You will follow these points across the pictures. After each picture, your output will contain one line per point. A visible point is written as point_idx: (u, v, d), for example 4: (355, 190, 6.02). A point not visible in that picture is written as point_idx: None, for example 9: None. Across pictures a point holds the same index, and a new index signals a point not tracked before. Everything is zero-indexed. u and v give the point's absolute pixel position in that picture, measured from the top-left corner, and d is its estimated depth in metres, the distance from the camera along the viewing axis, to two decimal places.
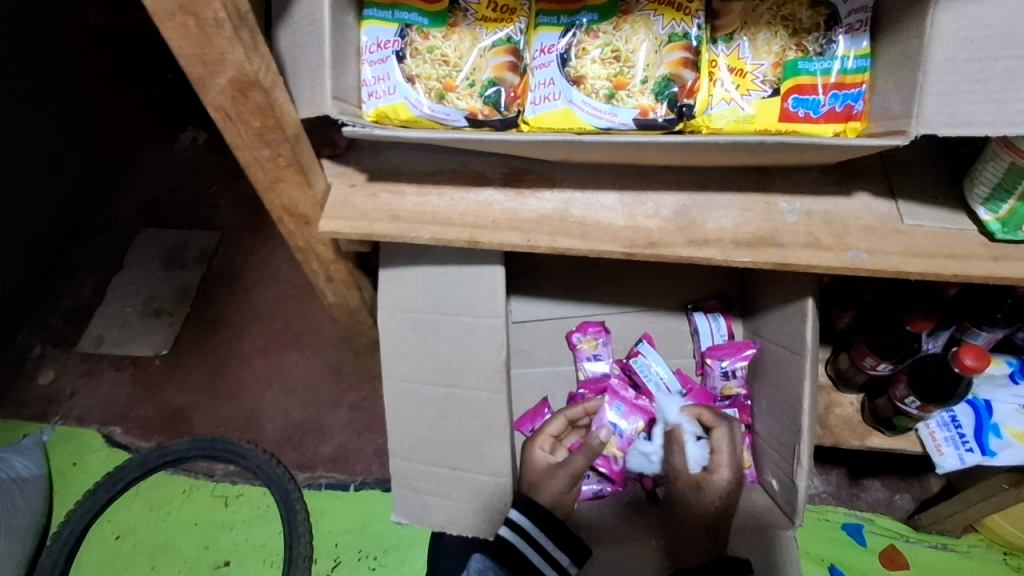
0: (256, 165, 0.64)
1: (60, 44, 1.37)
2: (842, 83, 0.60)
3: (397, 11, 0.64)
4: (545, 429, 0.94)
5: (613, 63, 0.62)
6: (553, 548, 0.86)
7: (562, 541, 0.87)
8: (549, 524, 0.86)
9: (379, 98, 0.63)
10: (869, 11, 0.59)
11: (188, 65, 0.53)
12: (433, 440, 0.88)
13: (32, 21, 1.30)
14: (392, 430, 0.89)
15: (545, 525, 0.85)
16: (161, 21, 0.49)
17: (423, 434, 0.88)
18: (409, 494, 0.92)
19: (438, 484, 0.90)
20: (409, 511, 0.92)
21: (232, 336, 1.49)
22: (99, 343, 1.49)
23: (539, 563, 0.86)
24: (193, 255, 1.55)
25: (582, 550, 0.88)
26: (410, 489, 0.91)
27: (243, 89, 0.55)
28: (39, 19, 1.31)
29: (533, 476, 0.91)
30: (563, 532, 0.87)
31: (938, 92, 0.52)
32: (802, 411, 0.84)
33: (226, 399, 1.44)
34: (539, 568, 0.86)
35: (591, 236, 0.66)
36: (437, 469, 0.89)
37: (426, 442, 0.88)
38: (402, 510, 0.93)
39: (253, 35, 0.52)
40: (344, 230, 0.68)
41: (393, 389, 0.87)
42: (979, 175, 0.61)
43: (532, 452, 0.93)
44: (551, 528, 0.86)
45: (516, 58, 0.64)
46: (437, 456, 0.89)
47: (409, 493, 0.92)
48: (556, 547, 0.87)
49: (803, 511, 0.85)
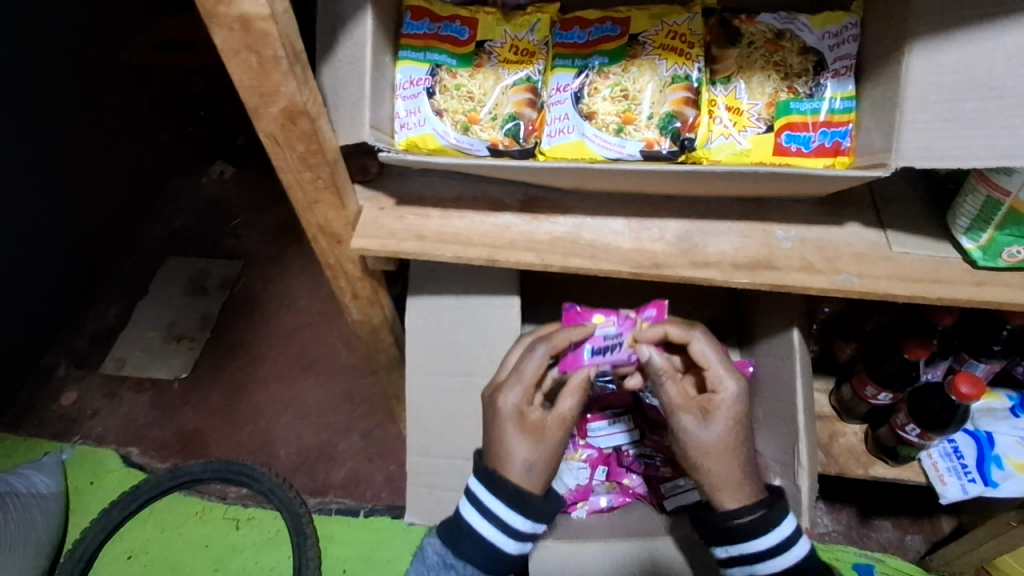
0: (298, 187, 0.70)
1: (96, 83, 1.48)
2: (829, 122, 0.66)
3: (428, 53, 0.72)
4: (521, 370, 0.77)
5: (622, 101, 0.68)
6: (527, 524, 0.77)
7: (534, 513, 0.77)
8: (526, 507, 0.76)
9: (410, 129, 0.71)
10: (853, 59, 0.66)
11: (246, 96, 0.60)
12: (449, 433, 0.92)
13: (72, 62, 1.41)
14: (410, 423, 0.93)
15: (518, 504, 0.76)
16: (228, 58, 0.56)
17: (439, 435, 0.93)
18: (424, 491, 0.96)
19: (452, 478, 0.94)
20: (423, 508, 0.97)
21: (252, 360, 1.54)
22: (121, 365, 1.55)
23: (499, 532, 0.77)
24: (215, 282, 1.63)
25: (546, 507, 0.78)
26: (425, 487, 0.96)
27: (293, 118, 0.62)
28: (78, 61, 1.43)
29: (512, 439, 0.76)
30: (546, 507, 0.78)
31: (914, 129, 0.57)
32: (797, 413, 0.86)
33: (243, 422, 1.48)
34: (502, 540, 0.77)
35: (600, 257, 0.71)
36: (453, 462, 0.93)
37: (442, 437, 0.93)
38: (416, 507, 0.97)
39: (305, 70, 0.59)
40: (374, 247, 0.74)
41: (414, 384, 0.92)
42: (960, 207, 0.66)
43: (507, 428, 0.76)
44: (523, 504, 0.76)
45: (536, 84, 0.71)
46: (453, 449, 0.93)
47: (423, 490, 0.96)
48: (532, 531, 0.78)
49: (808, 512, 0.85)
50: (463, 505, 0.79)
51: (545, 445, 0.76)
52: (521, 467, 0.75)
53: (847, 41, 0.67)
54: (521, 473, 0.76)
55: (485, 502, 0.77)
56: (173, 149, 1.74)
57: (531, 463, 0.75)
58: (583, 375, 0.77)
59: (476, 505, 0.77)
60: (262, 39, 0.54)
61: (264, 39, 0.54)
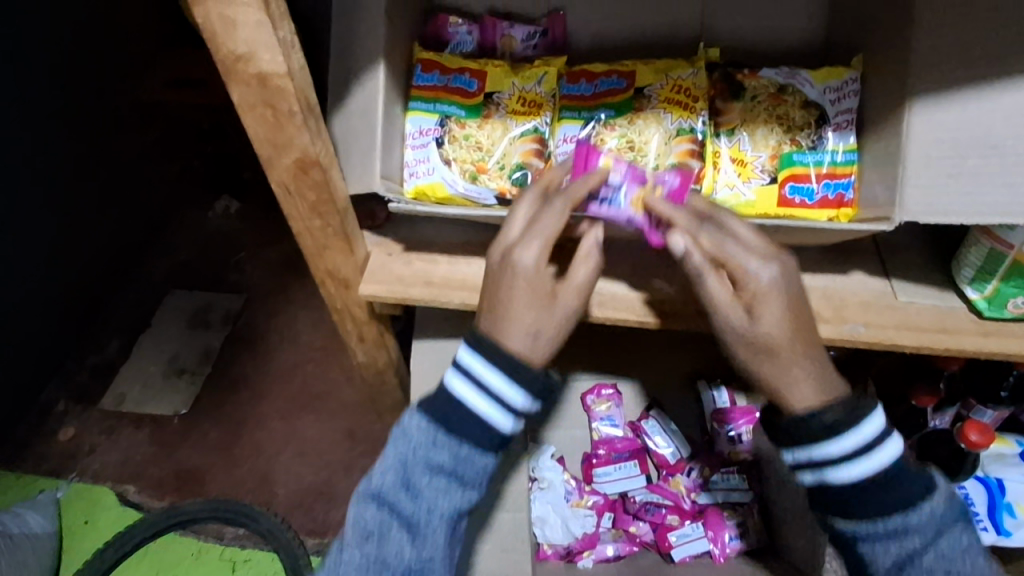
0: (307, 234, 0.71)
1: (109, 121, 1.51)
2: (833, 173, 0.67)
3: (438, 103, 0.74)
4: (538, 223, 0.61)
5: (628, 152, 0.70)
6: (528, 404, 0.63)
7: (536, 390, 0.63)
8: (521, 372, 0.61)
9: (419, 177, 0.72)
10: (853, 113, 0.68)
11: (260, 148, 0.61)
12: None
13: (84, 101, 1.44)
14: None
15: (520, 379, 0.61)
16: (243, 112, 0.58)
17: None
18: None
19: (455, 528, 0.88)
20: None
21: (252, 397, 1.53)
22: (120, 400, 1.54)
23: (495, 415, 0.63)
24: (217, 317, 1.62)
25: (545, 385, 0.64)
26: None
27: (305, 168, 0.63)
28: (91, 100, 1.45)
29: (518, 312, 0.60)
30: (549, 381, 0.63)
31: (916, 185, 0.58)
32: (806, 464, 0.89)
33: (242, 459, 1.47)
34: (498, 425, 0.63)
35: (607, 304, 0.72)
36: None
37: None
38: None
39: (319, 122, 0.60)
40: (382, 293, 0.75)
41: None
42: (963, 258, 0.67)
43: (508, 293, 0.60)
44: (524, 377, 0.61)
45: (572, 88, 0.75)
46: None
47: None
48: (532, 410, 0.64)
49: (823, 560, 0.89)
50: (448, 376, 0.64)
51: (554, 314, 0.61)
52: (526, 342, 0.61)
53: (847, 96, 0.69)
54: (523, 336, 0.61)
55: (475, 369, 0.62)
56: (179, 184, 1.74)
57: (538, 339, 0.61)
58: (594, 238, 0.63)
59: (468, 376, 0.62)
60: (278, 94, 0.56)
61: (281, 94, 0.55)
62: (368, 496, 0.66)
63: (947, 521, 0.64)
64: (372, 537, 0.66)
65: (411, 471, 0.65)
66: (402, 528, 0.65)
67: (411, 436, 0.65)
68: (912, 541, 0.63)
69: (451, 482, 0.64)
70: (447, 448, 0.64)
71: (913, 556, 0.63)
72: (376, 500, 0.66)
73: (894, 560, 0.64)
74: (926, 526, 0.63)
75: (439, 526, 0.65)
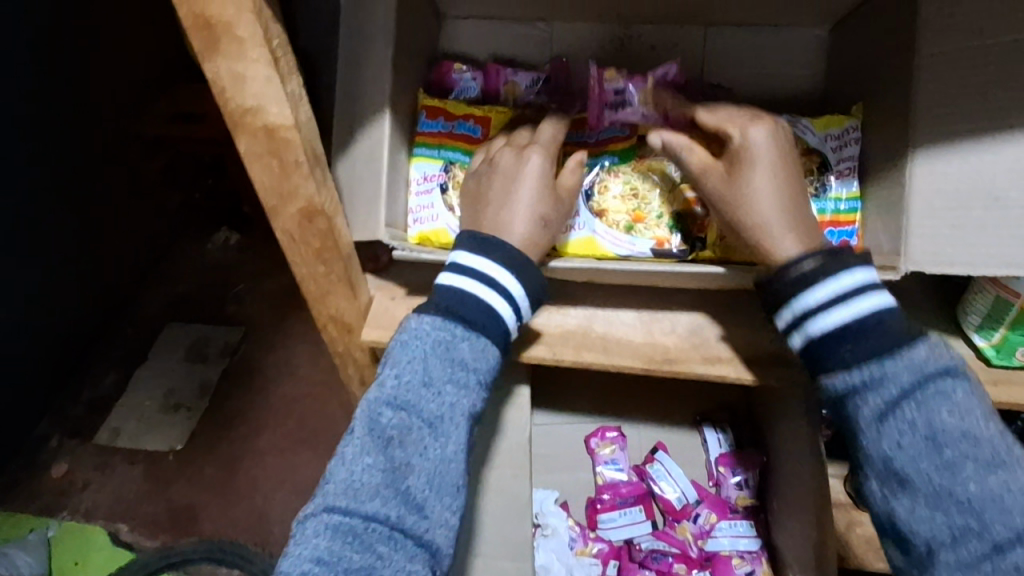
0: (310, 280, 0.69)
1: (127, 155, 1.50)
2: (837, 221, 0.68)
3: (442, 149, 0.75)
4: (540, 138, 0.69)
5: (632, 200, 0.71)
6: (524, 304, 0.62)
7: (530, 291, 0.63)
8: (525, 266, 0.62)
9: (423, 223, 0.72)
10: (855, 161, 0.69)
11: (266, 197, 0.61)
12: None
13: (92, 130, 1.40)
14: None
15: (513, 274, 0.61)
16: (249, 162, 0.57)
17: None
18: None
19: None
20: None
21: (249, 432, 1.50)
22: (115, 435, 1.51)
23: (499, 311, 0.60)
24: (214, 350, 1.58)
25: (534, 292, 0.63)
26: None
27: (310, 216, 0.62)
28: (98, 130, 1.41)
29: (517, 193, 0.64)
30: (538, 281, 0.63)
31: (921, 236, 0.58)
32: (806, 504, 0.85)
33: (237, 497, 1.44)
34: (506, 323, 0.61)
35: (612, 349, 0.71)
36: None
37: None
38: None
39: (324, 172, 0.61)
40: (385, 338, 0.75)
41: None
42: (969, 305, 0.66)
43: (505, 183, 0.65)
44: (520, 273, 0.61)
45: (636, 85, 0.73)
46: None
47: None
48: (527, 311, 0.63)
49: None
50: (444, 275, 0.61)
51: (548, 214, 0.65)
52: (526, 227, 0.63)
53: (848, 144, 0.70)
54: (517, 233, 0.63)
55: (477, 265, 0.61)
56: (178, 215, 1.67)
57: (533, 225, 0.63)
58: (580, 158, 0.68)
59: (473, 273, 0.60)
60: (285, 144, 0.56)
61: (288, 144, 0.56)
62: (381, 401, 0.59)
63: (999, 428, 0.55)
64: (392, 443, 0.58)
65: (430, 368, 0.59)
66: (423, 430, 0.58)
67: (421, 338, 0.60)
68: (958, 440, 0.54)
69: (468, 379, 0.59)
70: (462, 345, 0.59)
71: (961, 458, 0.53)
72: (393, 402, 0.58)
73: (939, 462, 0.54)
74: (971, 422, 0.54)
75: (461, 427, 0.59)
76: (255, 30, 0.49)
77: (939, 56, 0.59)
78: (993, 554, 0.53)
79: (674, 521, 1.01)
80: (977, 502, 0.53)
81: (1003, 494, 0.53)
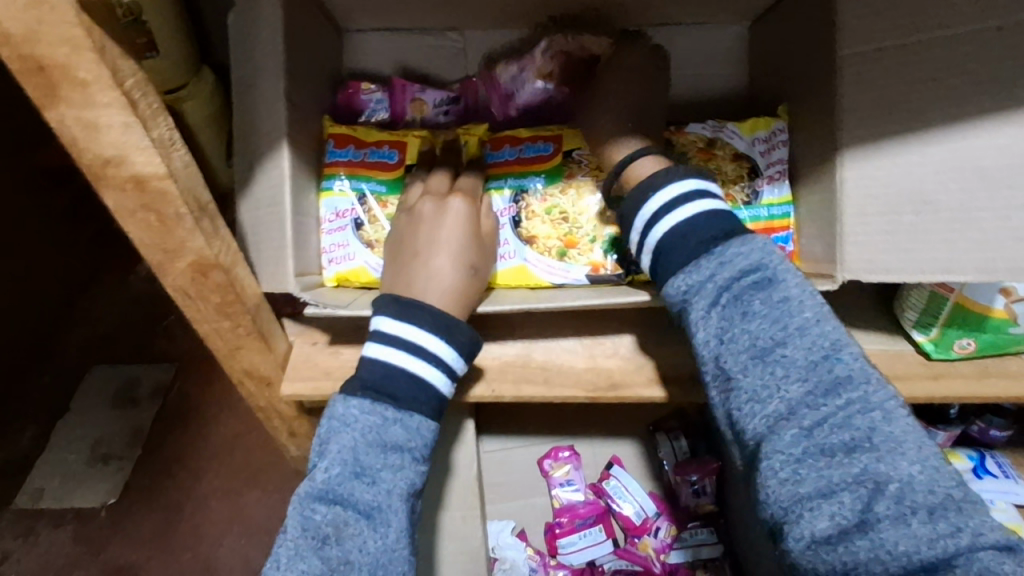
0: (215, 336, 0.62)
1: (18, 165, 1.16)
2: (772, 227, 0.67)
3: (354, 180, 0.69)
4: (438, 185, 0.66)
5: (562, 224, 0.67)
6: (457, 365, 0.58)
7: (465, 352, 0.58)
8: (454, 329, 0.57)
9: (339, 263, 0.66)
10: (785, 164, 0.68)
11: (146, 253, 0.53)
12: None
13: None
14: None
15: (446, 339, 0.57)
16: (121, 218, 0.50)
17: None
18: None
19: None
20: None
21: (188, 478, 1.25)
22: (38, 496, 1.22)
23: (430, 379, 0.56)
24: (145, 391, 1.27)
25: (469, 349, 0.59)
26: None
27: (203, 271, 0.55)
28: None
29: (431, 245, 0.61)
30: (476, 339, 0.59)
31: (857, 242, 0.57)
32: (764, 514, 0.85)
33: (178, 552, 1.21)
34: (436, 391, 0.57)
35: (554, 380, 0.67)
36: None
37: None
38: None
39: (214, 222, 0.53)
40: (308, 390, 0.69)
41: None
42: (906, 301, 0.66)
43: (419, 234, 0.62)
44: (451, 335, 0.57)
45: (527, 68, 0.73)
46: None
47: None
48: (461, 373, 0.59)
49: None
50: (370, 347, 0.56)
51: (470, 261, 0.61)
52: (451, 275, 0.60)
53: (777, 147, 0.68)
54: (439, 292, 0.59)
55: (403, 333, 0.56)
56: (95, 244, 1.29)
57: (458, 273, 0.60)
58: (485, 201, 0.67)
59: (400, 342, 0.56)
60: (161, 198, 0.48)
61: (164, 199, 0.48)
62: (312, 496, 0.53)
63: (815, 310, 0.52)
64: (328, 543, 0.52)
65: (360, 455, 0.54)
66: (361, 523, 0.52)
67: (348, 424, 0.54)
68: (766, 324, 0.52)
69: (404, 457, 0.55)
70: (394, 426, 0.55)
71: (771, 344, 0.52)
72: (325, 496, 0.53)
73: (751, 350, 0.52)
74: (781, 309, 0.52)
75: (401, 511, 0.54)
76: (99, 71, 0.42)
77: (874, 53, 0.57)
78: (807, 437, 0.49)
79: (635, 538, 0.99)
80: (790, 388, 0.50)
81: (812, 378, 0.50)
